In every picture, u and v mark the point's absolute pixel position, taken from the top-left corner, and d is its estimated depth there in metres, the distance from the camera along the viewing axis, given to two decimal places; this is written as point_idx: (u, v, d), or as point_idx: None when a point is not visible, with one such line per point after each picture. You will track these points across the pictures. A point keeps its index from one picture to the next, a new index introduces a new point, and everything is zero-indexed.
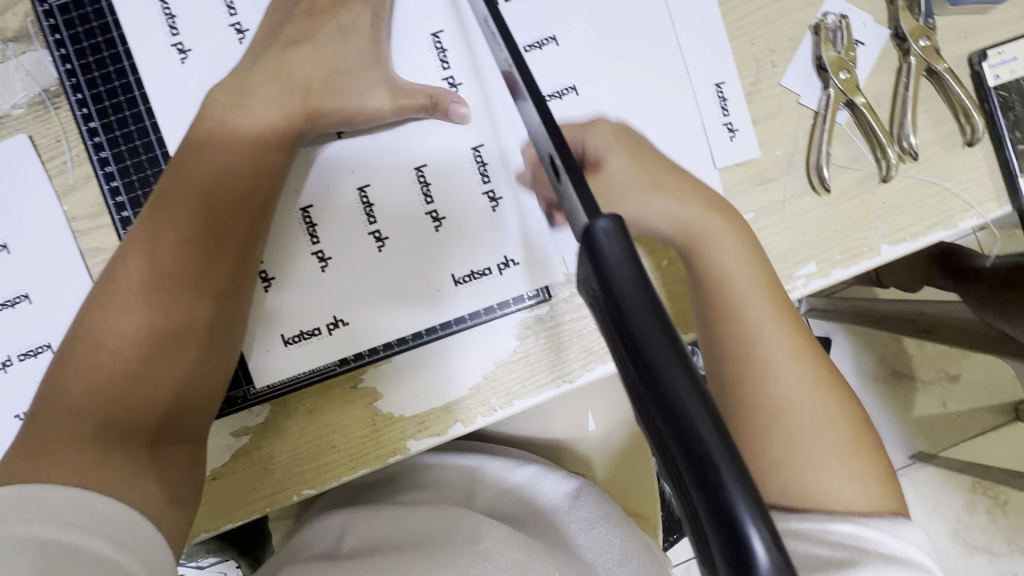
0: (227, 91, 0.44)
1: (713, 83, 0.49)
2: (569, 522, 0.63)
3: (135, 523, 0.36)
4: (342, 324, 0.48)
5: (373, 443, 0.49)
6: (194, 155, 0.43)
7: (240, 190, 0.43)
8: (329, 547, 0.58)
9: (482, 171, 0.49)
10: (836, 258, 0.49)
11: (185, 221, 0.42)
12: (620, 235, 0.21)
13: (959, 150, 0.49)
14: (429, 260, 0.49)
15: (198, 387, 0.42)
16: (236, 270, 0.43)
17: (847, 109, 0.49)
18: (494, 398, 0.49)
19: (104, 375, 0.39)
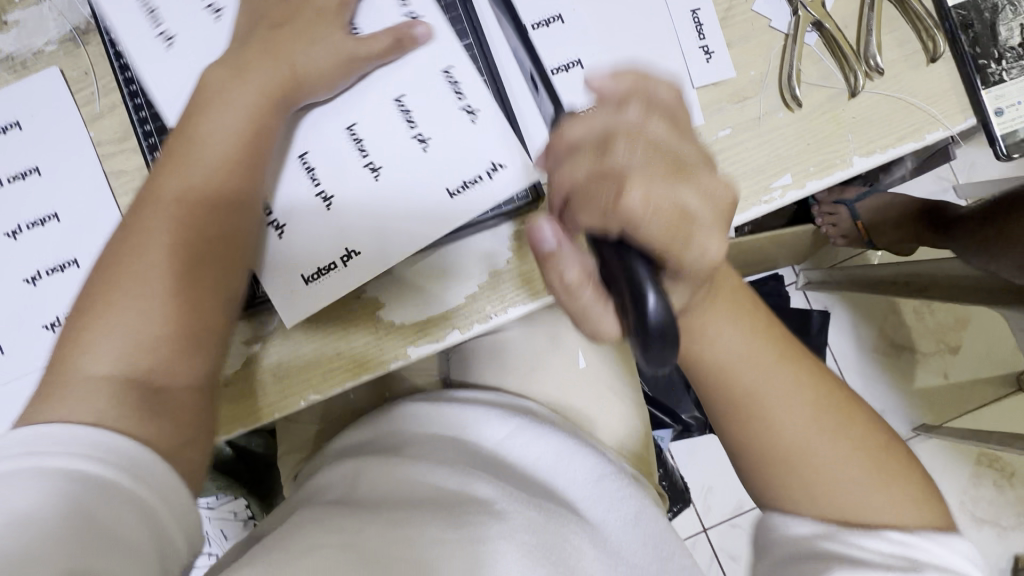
0: (227, 66, 0.47)
1: (689, 9, 0.52)
2: (578, 478, 0.62)
3: (151, 461, 0.38)
4: (353, 255, 0.49)
5: (376, 349, 0.52)
6: (204, 123, 0.45)
7: (243, 156, 0.45)
8: (343, 492, 0.58)
9: (456, 88, 0.49)
10: (810, 170, 0.52)
11: (196, 185, 0.44)
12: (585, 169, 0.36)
13: (924, 67, 0.52)
14: (418, 173, 0.49)
15: (203, 340, 0.43)
16: (240, 227, 0.46)
17: (815, 31, 0.53)
18: (489, 306, 0.52)
19: (115, 325, 0.41)
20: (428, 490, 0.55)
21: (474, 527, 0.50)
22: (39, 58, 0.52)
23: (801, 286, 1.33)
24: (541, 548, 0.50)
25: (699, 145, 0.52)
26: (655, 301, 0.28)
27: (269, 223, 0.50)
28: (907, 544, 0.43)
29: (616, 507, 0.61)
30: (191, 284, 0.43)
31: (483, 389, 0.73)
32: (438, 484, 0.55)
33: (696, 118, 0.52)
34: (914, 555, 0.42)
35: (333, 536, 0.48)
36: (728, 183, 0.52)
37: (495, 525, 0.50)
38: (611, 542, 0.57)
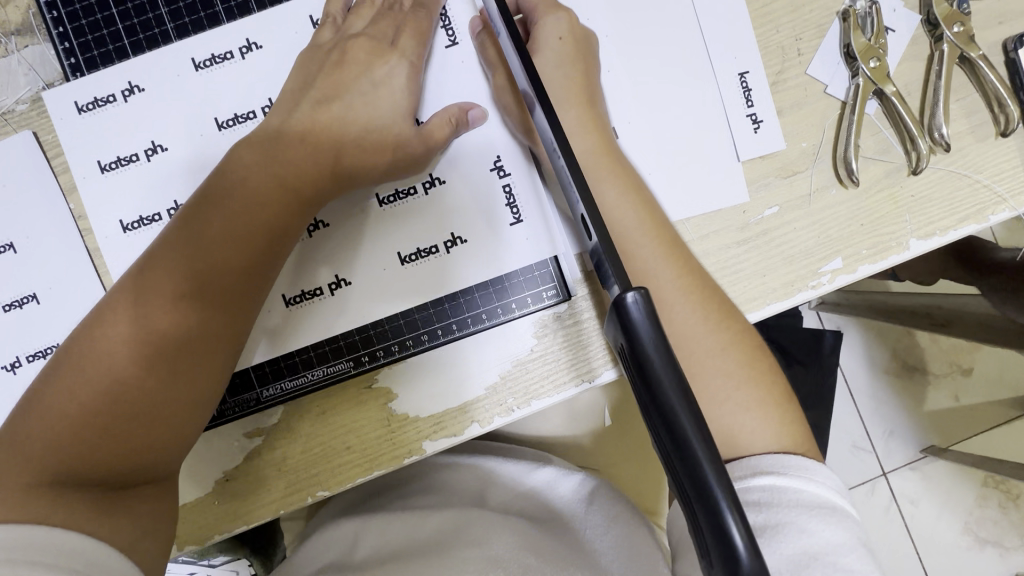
0: (252, 147, 0.43)
1: (737, 72, 0.47)
2: (582, 525, 0.57)
3: (101, 554, 0.35)
4: (343, 284, 0.47)
5: (389, 443, 0.48)
6: (217, 190, 0.42)
7: (257, 232, 0.41)
8: (342, 554, 0.57)
9: (497, 165, 0.47)
10: (862, 253, 0.48)
11: (184, 265, 0.40)
12: (648, 309, 0.23)
13: (993, 141, 0.47)
14: (454, 262, 0.47)
15: (168, 449, 0.39)
16: (231, 332, 0.41)
17: (875, 98, 0.48)
18: (512, 398, 0.48)
19: (71, 429, 0.37)
20: (430, 535, 0.55)
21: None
22: (8, 119, 0.45)
23: (814, 306, 1.27)
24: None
25: (743, 225, 0.47)
26: (742, 543, 0.20)
27: (333, 280, 0.47)
28: (779, 487, 0.35)
29: (616, 553, 0.54)
30: (157, 397, 0.38)
31: (498, 445, 0.70)
32: (441, 532, 0.54)
33: (740, 195, 0.47)
34: (781, 498, 0.35)
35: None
36: (774, 267, 0.47)
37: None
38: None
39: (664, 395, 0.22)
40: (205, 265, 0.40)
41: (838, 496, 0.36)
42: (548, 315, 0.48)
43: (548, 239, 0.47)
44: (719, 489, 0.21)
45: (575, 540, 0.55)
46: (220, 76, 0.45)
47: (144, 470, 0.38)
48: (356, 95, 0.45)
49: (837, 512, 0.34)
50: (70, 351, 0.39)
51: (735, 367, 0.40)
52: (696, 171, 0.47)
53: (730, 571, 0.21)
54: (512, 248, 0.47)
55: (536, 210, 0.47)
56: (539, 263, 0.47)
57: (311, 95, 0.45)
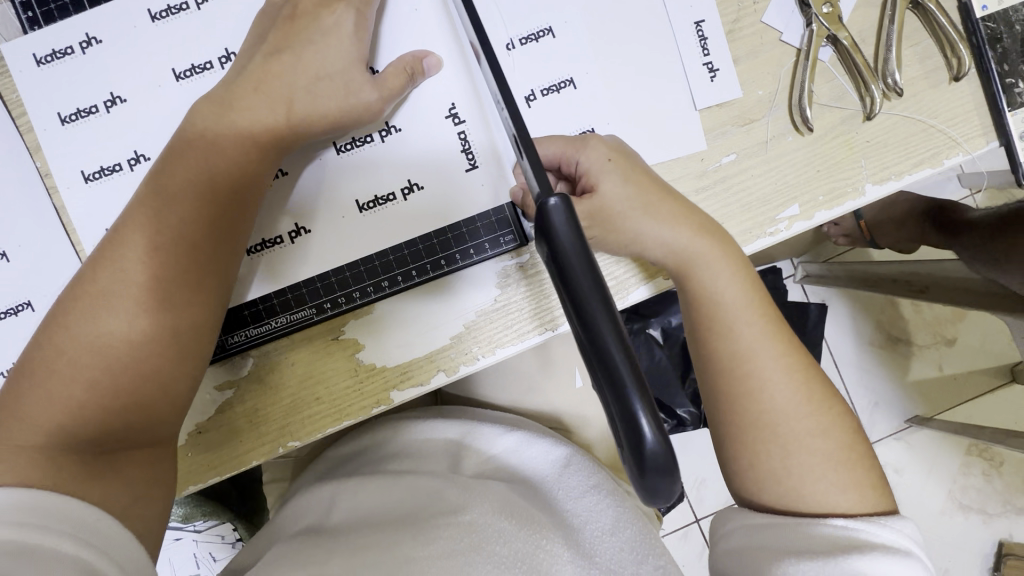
0: (210, 102, 0.44)
1: (693, 21, 0.47)
2: (559, 488, 0.60)
3: (96, 519, 0.36)
4: (304, 232, 0.48)
5: (357, 394, 0.49)
6: (185, 150, 0.43)
7: (227, 190, 0.43)
8: (318, 518, 0.56)
9: (452, 113, 0.48)
10: (819, 199, 0.48)
11: (159, 224, 0.41)
12: (570, 214, 0.24)
13: (946, 86, 0.48)
14: (413, 210, 0.48)
15: (155, 406, 0.40)
16: (213, 288, 0.42)
17: (830, 45, 0.48)
18: (476, 347, 0.49)
19: (63, 387, 0.38)
20: (405, 500, 0.54)
21: (445, 540, 0.47)
22: None
23: (799, 278, 1.25)
24: (514, 560, 0.47)
25: (701, 173, 0.48)
26: (652, 434, 0.21)
27: (292, 229, 0.48)
28: (850, 528, 0.39)
29: (594, 516, 0.57)
30: (143, 352, 0.39)
31: (476, 409, 0.69)
32: (415, 499, 0.54)
33: (698, 144, 0.48)
34: (858, 537, 0.38)
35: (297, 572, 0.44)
36: (731, 214, 0.48)
37: (465, 540, 0.47)
38: (591, 549, 0.53)
39: (581, 295, 0.23)
40: (180, 222, 0.41)
41: (918, 547, 0.38)
42: (506, 260, 0.48)
43: (504, 185, 0.48)
44: (631, 381, 0.22)
45: (552, 503, 0.57)
46: (179, 28, 0.46)
47: (138, 423, 0.39)
48: (307, 47, 0.45)
49: (913, 559, 0.37)
50: (56, 315, 0.40)
51: (824, 430, 0.42)
52: (653, 120, 0.48)
53: (638, 455, 0.22)
54: (470, 195, 0.48)
55: (491, 157, 0.48)
56: (496, 210, 0.48)
57: (263, 49, 0.45)
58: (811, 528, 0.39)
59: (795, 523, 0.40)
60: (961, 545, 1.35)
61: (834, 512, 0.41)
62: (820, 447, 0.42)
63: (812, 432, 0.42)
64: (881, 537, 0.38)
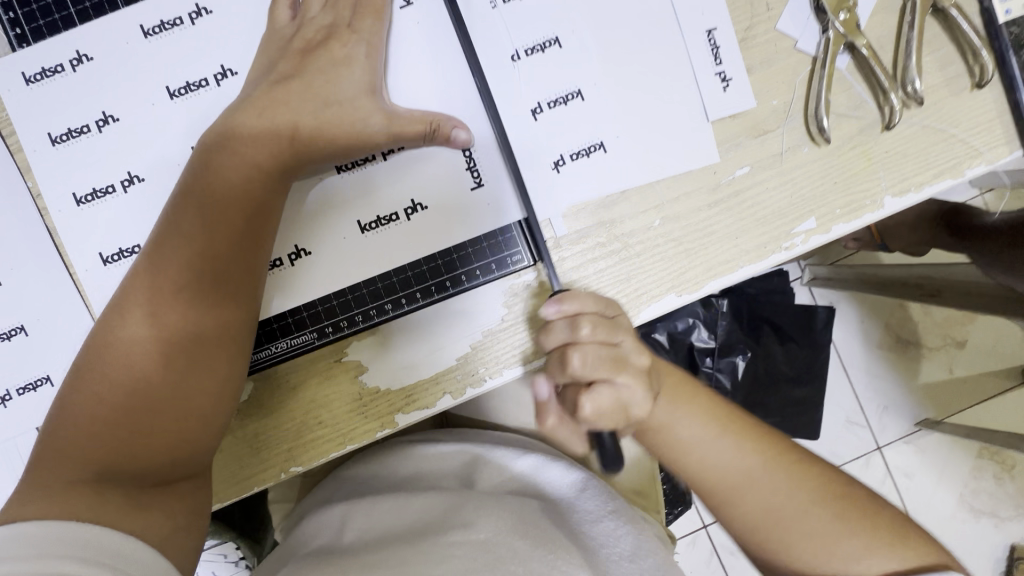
0: (213, 134, 0.43)
1: (704, 30, 0.46)
2: (576, 510, 0.58)
3: (132, 548, 0.35)
4: (303, 254, 0.46)
5: (361, 418, 0.47)
6: (204, 178, 0.42)
7: (251, 219, 0.42)
8: (331, 539, 0.54)
9: None
10: (837, 212, 0.47)
11: (189, 258, 0.41)
12: None
13: (967, 94, 0.46)
14: (416, 230, 0.46)
15: (196, 439, 0.41)
16: (229, 312, 0.42)
17: (847, 53, 0.46)
18: (483, 368, 0.47)
19: (106, 425, 0.39)
20: (419, 516, 0.53)
21: (460, 559, 0.46)
22: None
23: (807, 282, 1.23)
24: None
25: (714, 186, 0.46)
26: None
27: (291, 251, 0.46)
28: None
29: (615, 542, 0.55)
30: (182, 387, 0.40)
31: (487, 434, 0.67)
32: (430, 515, 0.53)
33: (710, 156, 0.46)
34: None
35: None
36: (745, 229, 0.47)
37: (480, 561, 0.46)
38: (610, 573, 0.52)
39: None
40: (209, 254, 0.41)
41: None
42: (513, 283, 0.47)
43: (511, 206, 0.47)
44: None
45: (571, 523, 0.56)
46: (173, 44, 0.44)
47: (176, 458, 0.40)
48: (314, 75, 0.44)
49: None
50: (91, 353, 0.41)
51: None
52: (664, 133, 0.46)
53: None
54: (477, 215, 0.47)
55: (498, 175, 0.46)
56: (505, 232, 0.47)
57: (269, 76, 0.44)
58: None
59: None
60: (971, 548, 1.33)
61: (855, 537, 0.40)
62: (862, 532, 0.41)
63: None
64: None
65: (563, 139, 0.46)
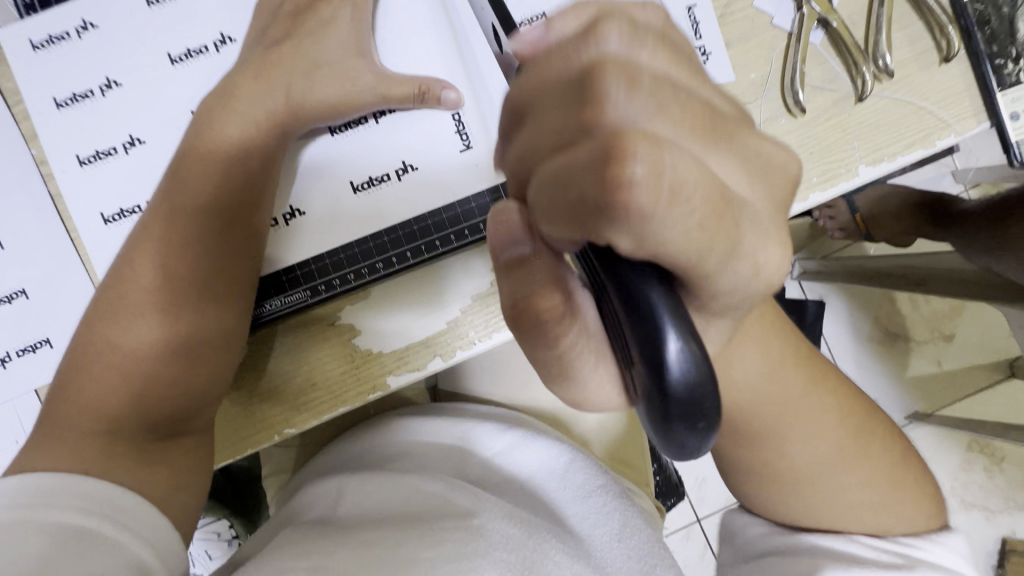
0: (215, 94, 0.45)
1: (685, 6, 0.48)
2: (564, 492, 0.59)
3: (143, 510, 0.37)
4: (298, 215, 0.48)
5: (354, 379, 0.48)
6: (204, 144, 0.44)
7: (249, 180, 0.44)
8: (325, 511, 0.55)
9: None
10: (814, 180, 0.49)
11: (192, 218, 0.43)
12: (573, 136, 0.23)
13: (936, 68, 0.48)
14: (405, 190, 0.48)
15: (200, 391, 0.43)
16: (231, 282, 0.44)
17: (821, 29, 0.48)
18: (473, 332, 0.49)
19: (114, 376, 0.41)
20: (410, 498, 0.53)
21: (456, 542, 0.46)
22: None
23: (796, 275, 1.25)
24: (522, 564, 0.46)
25: None
26: (676, 347, 0.19)
27: (286, 212, 0.48)
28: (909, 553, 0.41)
29: (602, 522, 0.57)
30: (185, 342, 0.42)
31: (479, 407, 0.68)
32: (421, 501, 0.52)
33: None
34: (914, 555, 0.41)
35: (301, 561, 0.44)
36: None
37: (476, 544, 0.46)
38: (600, 558, 0.53)
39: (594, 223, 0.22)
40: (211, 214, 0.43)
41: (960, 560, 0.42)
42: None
43: (495, 164, 0.48)
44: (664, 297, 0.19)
45: (557, 509, 0.56)
46: (173, 13, 0.46)
47: (182, 410, 0.42)
48: (309, 44, 0.47)
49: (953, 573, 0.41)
50: (97, 308, 0.42)
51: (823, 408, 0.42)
52: None
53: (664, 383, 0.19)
54: (465, 176, 0.48)
55: (485, 135, 0.48)
56: (490, 190, 0.48)
57: (264, 42, 0.46)
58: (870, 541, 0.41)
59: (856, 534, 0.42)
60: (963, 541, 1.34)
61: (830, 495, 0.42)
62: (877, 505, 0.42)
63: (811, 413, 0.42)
64: (930, 554, 0.41)
65: None
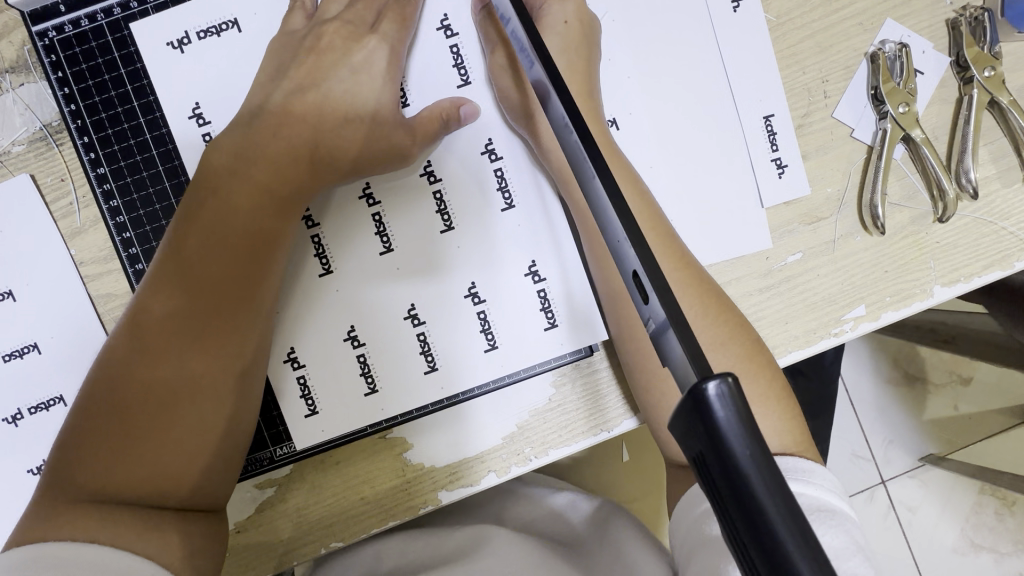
0: (232, 149, 0.41)
1: (762, 116, 0.46)
2: None
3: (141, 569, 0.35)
4: (357, 339, 0.45)
5: (405, 494, 0.46)
6: (213, 199, 0.40)
7: (264, 236, 0.40)
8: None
9: (505, 194, 0.45)
10: (886, 300, 0.47)
11: (195, 286, 0.39)
12: (735, 403, 0.17)
13: (1019, 186, 0.46)
14: (475, 234, 0.45)
15: (210, 485, 0.40)
16: (244, 378, 0.41)
17: (903, 143, 0.46)
18: (530, 448, 0.47)
19: (108, 461, 0.38)
20: (451, 551, 0.52)
21: None
22: (3, 161, 0.44)
23: None
24: None
25: (766, 272, 0.46)
26: None
27: (349, 339, 0.45)
28: None
29: None
30: (190, 425, 0.39)
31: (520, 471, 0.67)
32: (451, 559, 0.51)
33: (764, 242, 0.46)
34: None
35: None
36: (796, 314, 0.46)
37: None
38: None
39: (773, 532, 0.17)
40: (219, 280, 0.40)
41: (837, 501, 0.34)
42: (586, 294, 0.46)
43: (560, 221, 0.46)
44: None
45: (590, 559, 0.50)
46: (216, 115, 0.45)
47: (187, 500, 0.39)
48: (336, 82, 0.43)
49: (837, 517, 0.33)
50: (93, 385, 0.39)
51: None
52: (717, 218, 0.46)
53: None
54: (534, 234, 0.46)
55: (554, 248, 0.46)
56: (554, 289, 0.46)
57: (286, 84, 0.42)
58: None
59: None
60: None
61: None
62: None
63: None
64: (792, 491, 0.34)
65: None
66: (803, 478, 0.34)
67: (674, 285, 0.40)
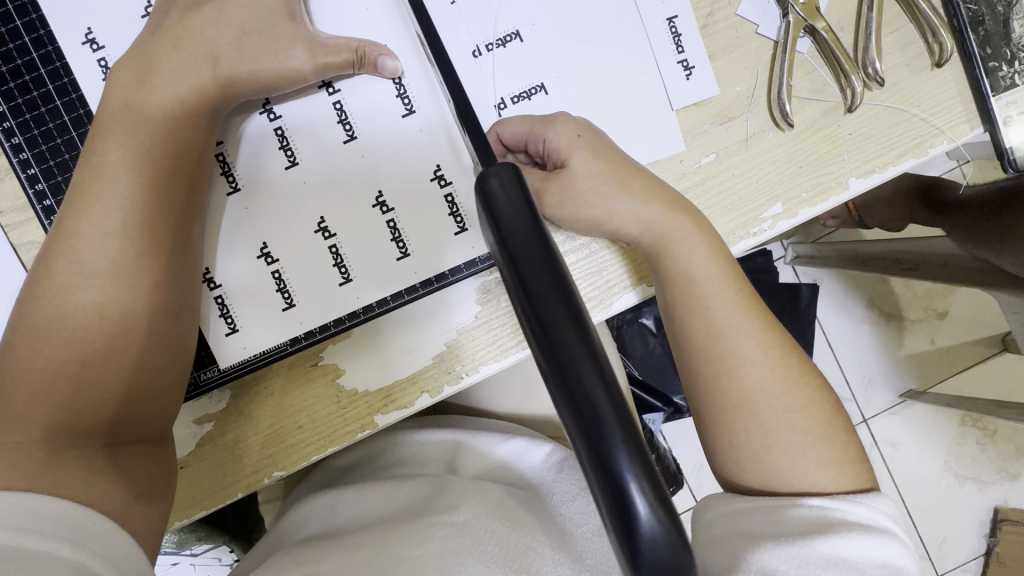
0: (130, 68, 0.41)
1: (666, 18, 0.46)
2: (553, 493, 0.55)
3: (95, 523, 0.35)
4: (270, 256, 0.46)
5: (342, 419, 0.47)
6: (118, 121, 0.40)
7: (177, 157, 0.41)
8: (322, 527, 0.53)
9: (403, 100, 0.46)
10: (803, 196, 0.47)
11: (109, 205, 0.39)
12: (511, 183, 0.23)
13: (927, 73, 0.47)
14: (377, 144, 0.46)
15: (145, 402, 0.40)
16: (169, 296, 0.40)
17: (808, 36, 0.47)
18: (459, 365, 0.47)
19: (39, 380, 0.37)
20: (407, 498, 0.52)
21: (437, 540, 0.44)
22: None
23: (790, 260, 1.04)
24: (505, 558, 0.44)
25: (680, 175, 0.46)
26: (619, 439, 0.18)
27: (262, 257, 0.46)
28: (868, 527, 0.36)
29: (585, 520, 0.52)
30: (116, 341, 0.38)
31: (472, 410, 0.67)
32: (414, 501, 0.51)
33: (676, 144, 0.46)
34: (845, 518, 0.37)
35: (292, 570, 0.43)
36: (713, 215, 0.46)
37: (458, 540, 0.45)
38: (581, 550, 0.48)
39: (533, 276, 0.20)
40: (136, 200, 0.39)
41: (895, 523, 0.37)
42: None
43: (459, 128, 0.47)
44: (594, 379, 0.19)
45: (547, 508, 0.53)
46: (113, 42, 0.44)
47: (125, 417, 0.39)
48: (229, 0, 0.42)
49: (886, 535, 0.36)
50: (19, 313, 0.39)
51: (811, 429, 0.40)
52: (628, 123, 0.46)
53: (608, 478, 0.18)
54: (434, 137, 0.47)
55: (455, 153, 0.47)
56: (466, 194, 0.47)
57: (179, 4, 0.42)
58: (797, 511, 0.37)
59: (815, 507, 0.37)
60: None
61: (812, 492, 0.39)
62: (799, 422, 0.40)
63: (797, 429, 0.40)
64: (855, 515, 0.37)
65: (503, 82, 0.46)
66: (869, 504, 0.38)
67: (566, 177, 0.41)
